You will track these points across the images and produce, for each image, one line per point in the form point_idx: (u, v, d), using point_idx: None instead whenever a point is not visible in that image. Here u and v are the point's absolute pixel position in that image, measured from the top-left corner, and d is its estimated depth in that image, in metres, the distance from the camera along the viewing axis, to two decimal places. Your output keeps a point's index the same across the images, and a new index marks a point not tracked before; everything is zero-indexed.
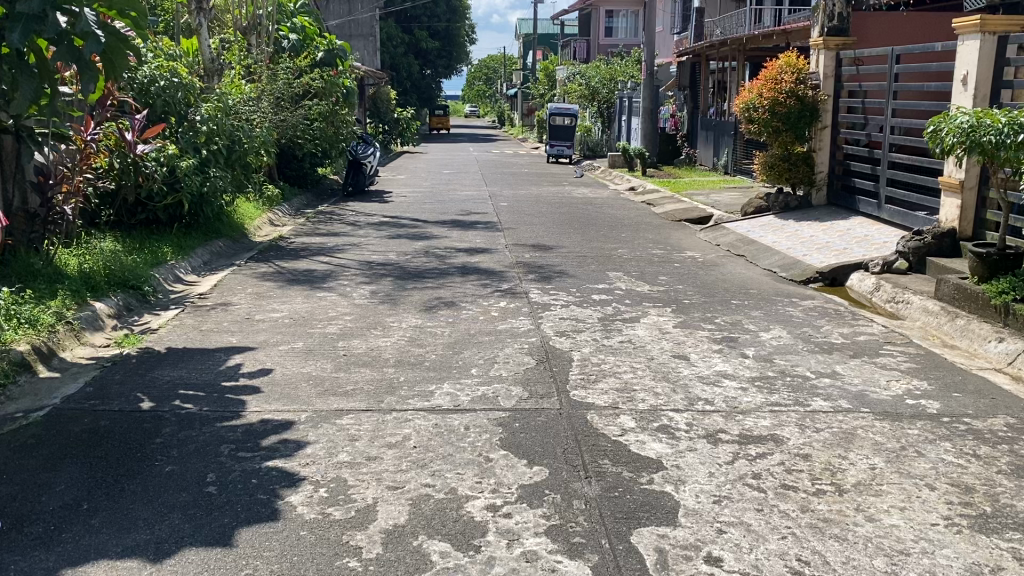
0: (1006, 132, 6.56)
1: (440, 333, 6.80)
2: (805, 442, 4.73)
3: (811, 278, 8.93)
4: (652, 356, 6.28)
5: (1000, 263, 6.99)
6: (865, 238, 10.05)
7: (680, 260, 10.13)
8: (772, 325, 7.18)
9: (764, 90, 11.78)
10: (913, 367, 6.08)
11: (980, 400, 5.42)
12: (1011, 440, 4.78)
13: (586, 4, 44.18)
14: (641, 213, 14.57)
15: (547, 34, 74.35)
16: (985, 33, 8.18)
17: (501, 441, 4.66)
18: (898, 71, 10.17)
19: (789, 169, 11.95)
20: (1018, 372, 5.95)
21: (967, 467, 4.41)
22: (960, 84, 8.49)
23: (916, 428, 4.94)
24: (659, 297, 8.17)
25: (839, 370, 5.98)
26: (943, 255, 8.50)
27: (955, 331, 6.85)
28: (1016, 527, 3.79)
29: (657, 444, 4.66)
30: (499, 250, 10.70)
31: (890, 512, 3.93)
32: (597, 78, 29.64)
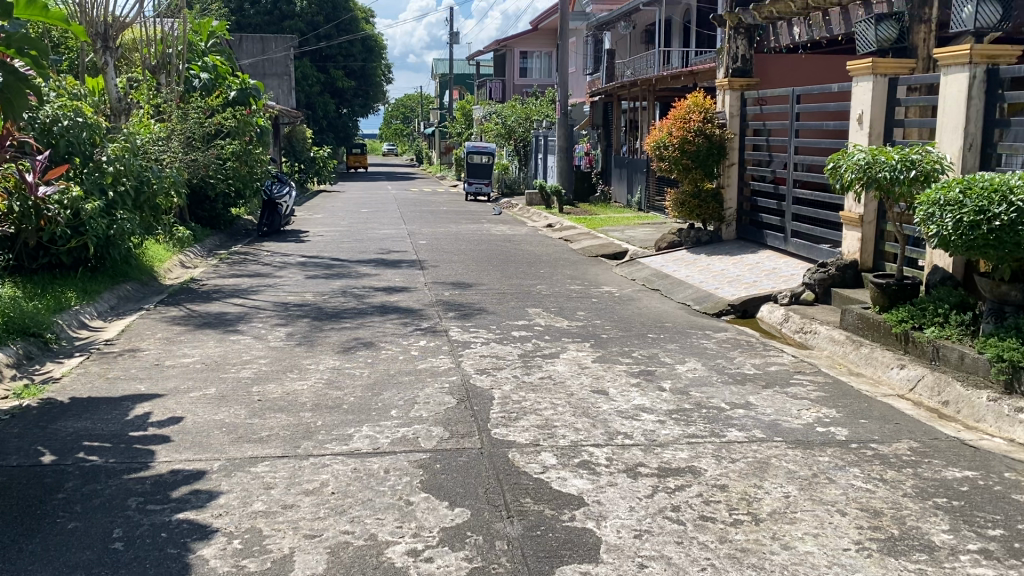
0: (900, 168, 6.97)
1: (359, 375, 6.70)
2: (721, 472, 4.81)
3: (723, 310, 9.21)
4: (572, 392, 6.31)
5: (899, 292, 7.29)
6: (773, 271, 10.37)
7: (598, 295, 10.27)
8: (688, 358, 7.33)
9: (673, 129, 12.09)
10: (822, 396, 6.27)
11: (885, 425, 5.62)
12: (914, 464, 4.96)
13: (500, 46, 44.73)
14: (559, 250, 14.73)
15: (464, 75, 75.48)
16: (877, 74, 8.56)
17: (422, 483, 4.60)
18: (799, 110, 10.57)
19: (698, 206, 12.29)
20: (920, 399, 6.20)
21: (875, 492, 4.55)
22: (856, 123, 8.85)
23: (827, 454, 5.10)
24: (578, 332, 8.25)
25: (752, 401, 6.11)
26: (847, 286, 8.80)
27: (860, 359, 7.12)
28: (923, 549, 3.93)
29: (578, 481, 4.67)
30: (419, 288, 10.65)
31: (805, 539, 4.02)
32: (513, 117, 29.98)
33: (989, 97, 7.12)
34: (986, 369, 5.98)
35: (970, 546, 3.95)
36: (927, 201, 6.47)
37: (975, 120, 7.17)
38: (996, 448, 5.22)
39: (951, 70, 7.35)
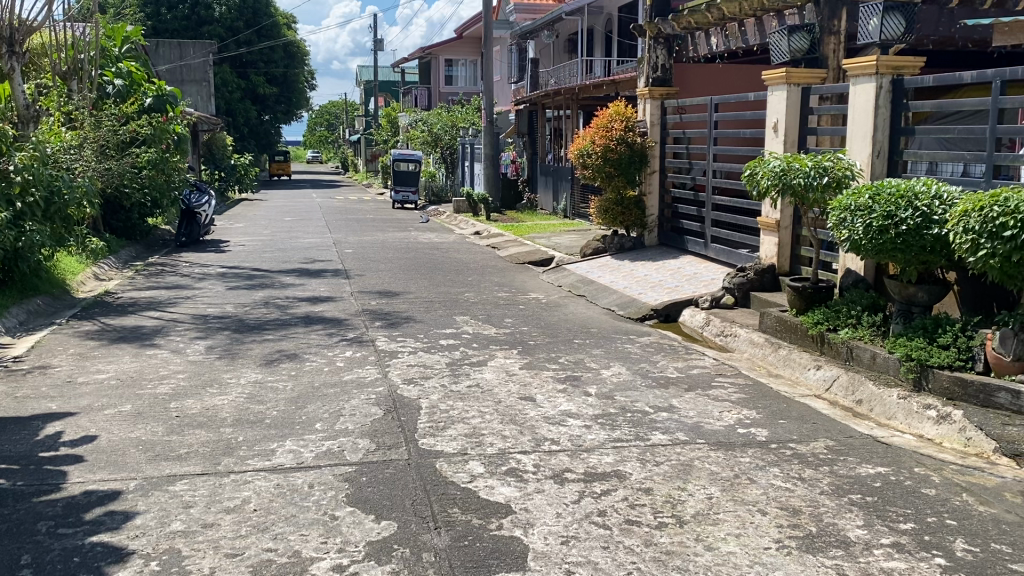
0: (814, 175, 7.18)
1: (282, 388, 6.56)
2: (646, 476, 4.88)
3: (647, 315, 9.36)
4: (500, 399, 6.30)
5: (815, 295, 7.50)
6: (694, 275, 10.58)
7: (525, 302, 10.31)
8: (613, 363, 7.41)
9: (596, 138, 12.24)
10: (742, 397, 6.41)
11: (803, 425, 5.78)
12: (831, 462, 5.11)
13: (425, 53, 44.55)
14: (486, 257, 14.75)
15: (388, 82, 75.04)
16: (791, 83, 8.84)
17: (347, 497, 4.53)
18: (718, 119, 10.79)
19: (622, 213, 12.50)
20: (835, 398, 6.40)
21: (794, 490, 4.67)
22: (771, 131, 9.10)
23: (748, 455, 5.21)
24: (505, 339, 8.26)
25: (675, 404, 6.22)
26: (765, 290, 9.02)
27: (779, 360, 7.31)
28: (840, 545, 4.04)
29: (506, 488, 4.67)
30: (344, 298, 10.52)
31: (727, 539, 4.10)
32: (438, 125, 29.65)
33: (895, 107, 7.41)
34: (896, 367, 6.21)
35: (883, 540, 4.09)
36: (839, 207, 6.68)
37: (882, 128, 7.45)
38: (906, 444, 5.42)
39: (860, 80, 7.62)
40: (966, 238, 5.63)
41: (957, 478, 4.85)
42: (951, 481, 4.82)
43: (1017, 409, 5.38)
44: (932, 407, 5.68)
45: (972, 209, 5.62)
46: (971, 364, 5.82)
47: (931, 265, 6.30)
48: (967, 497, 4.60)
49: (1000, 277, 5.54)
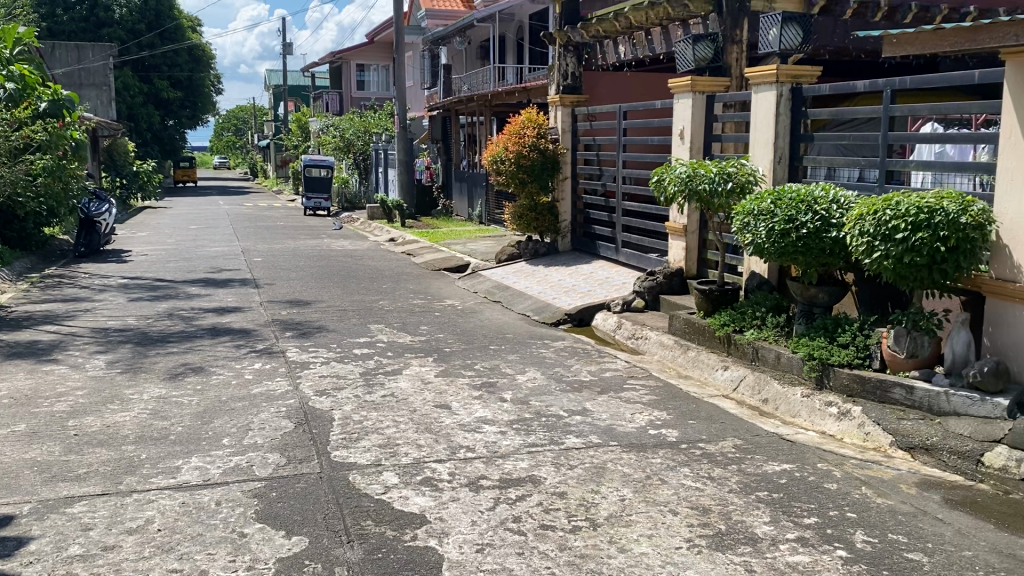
0: (719, 180, 7.38)
1: (187, 402, 6.36)
2: (560, 480, 4.90)
3: (560, 320, 9.44)
4: (414, 408, 6.25)
5: (721, 297, 7.68)
6: (606, 280, 10.73)
7: (440, 309, 10.27)
8: (528, 367, 7.44)
9: (509, 144, 12.30)
10: (653, 399, 6.52)
11: (711, 425, 5.92)
12: (739, 460, 5.25)
13: (335, 58, 43.98)
14: (401, 264, 14.65)
15: (298, 87, 73.84)
16: (696, 92, 9.05)
17: (256, 514, 4.41)
18: (627, 126, 10.96)
19: (536, 218, 12.51)
20: (742, 398, 6.58)
21: (704, 490, 4.77)
22: (678, 138, 9.29)
23: (659, 456, 5.30)
24: (419, 347, 8.20)
25: (589, 407, 6.28)
26: (674, 293, 9.21)
27: (688, 362, 7.47)
28: (747, 542, 4.15)
29: (420, 499, 4.62)
30: (253, 308, 10.28)
31: (639, 540, 4.16)
32: (351, 130, 29.34)
33: (795, 114, 7.68)
34: (799, 367, 6.41)
35: (789, 535, 4.21)
36: (742, 212, 6.88)
37: (783, 135, 7.70)
38: (810, 441, 5.61)
39: (761, 88, 7.86)
40: (861, 240, 5.87)
41: (857, 472, 5.04)
42: (851, 475, 5.00)
43: (911, 403, 5.64)
44: (833, 404, 5.91)
45: (867, 212, 5.87)
46: (869, 362, 6.05)
47: (829, 267, 6.52)
48: (866, 490, 4.79)
49: (894, 278, 5.75)
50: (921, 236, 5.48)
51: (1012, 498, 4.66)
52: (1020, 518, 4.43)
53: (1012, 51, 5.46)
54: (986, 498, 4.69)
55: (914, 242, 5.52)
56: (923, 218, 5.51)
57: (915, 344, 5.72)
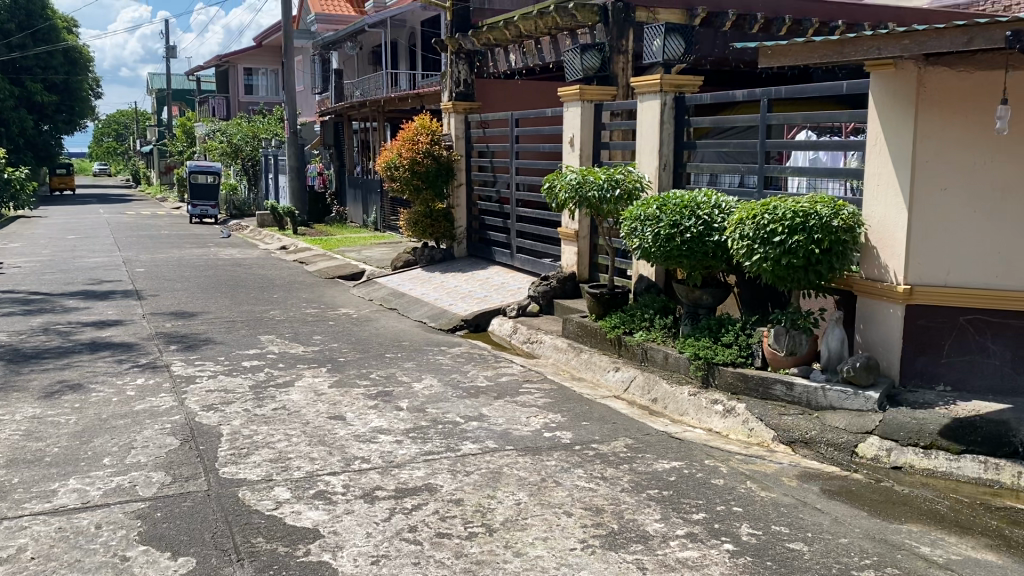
0: (607, 187, 7.54)
1: (64, 422, 6.05)
2: (456, 487, 4.90)
3: (457, 326, 9.45)
4: (307, 420, 6.13)
5: (612, 300, 7.85)
6: (501, 285, 10.81)
7: (333, 318, 10.11)
8: (424, 375, 7.41)
9: (403, 151, 12.24)
10: (548, 402, 6.60)
11: (604, 426, 6.03)
12: (630, 459, 5.37)
13: (222, 62, 42.69)
14: (293, 272, 14.36)
15: (184, 91, 71.39)
16: (584, 100, 9.20)
17: (140, 536, 4.24)
18: (519, 133, 11.05)
19: (431, 224, 12.55)
20: (633, 398, 6.73)
21: (597, 490, 4.86)
22: (568, 145, 9.43)
23: (553, 458, 5.37)
24: (313, 357, 8.05)
25: (485, 413, 6.30)
26: (567, 297, 9.35)
27: (581, 364, 7.60)
28: (639, 540, 4.25)
29: (313, 512, 4.54)
30: (136, 321, 9.87)
31: (535, 544, 4.20)
32: (238, 136, 28.26)
33: (678, 123, 7.92)
34: (686, 366, 6.62)
35: (678, 531, 4.34)
36: (630, 217, 7.05)
37: (667, 143, 7.93)
38: (698, 438, 5.79)
39: (646, 97, 8.08)
40: (742, 244, 6.11)
41: (742, 467, 5.24)
42: (737, 470, 5.19)
43: (791, 399, 5.91)
44: (718, 401, 6.13)
45: (747, 217, 6.10)
46: (751, 360, 6.31)
47: (712, 269, 6.76)
48: (750, 484, 4.97)
49: (772, 279, 6.01)
50: (796, 239, 5.75)
51: (883, 486, 4.94)
52: (890, 504, 4.70)
53: (876, 63, 5.81)
54: (860, 486, 4.95)
55: (791, 244, 5.78)
56: (798, 221, 5.78)
57: (793, 341, 6.01)
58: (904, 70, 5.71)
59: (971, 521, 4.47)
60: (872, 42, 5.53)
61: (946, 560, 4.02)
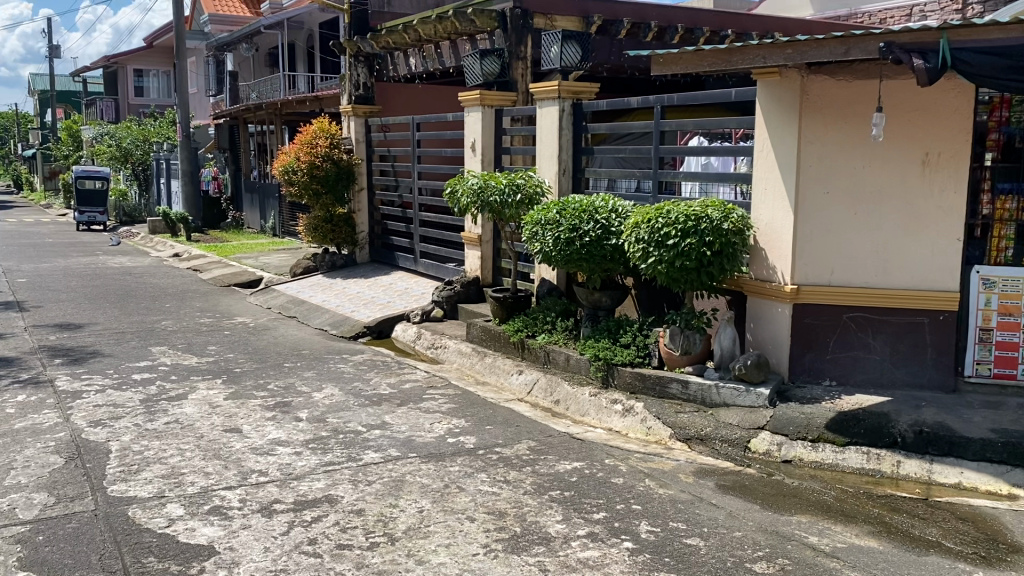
0: (508, 192, 7.59)
1: None
2: (357, 497, 4.84)
3: (359, 333, 9.33)
4: (202, 434, 5.94)
5: (514, 304, 7.90)
6: (404, 290, 10.73)
7: (230, 327, 9.83)
8: (324, 384, 7.28)
9: (301, 154, 12.01)
10: (452, 407, 6.58)
11: (507, 429, 6.06)
12: (533, 462, 5.41)
13: (109, 62, 41.02)
14: (187, 281, 13.89)
15: (69, 92, 68.30)
16: (485, 106, 9.21)
17: (20, 561, 4.02)
18: (420, 137, 11.00)
19: (331, 230, 12.27)
20: (537, 400, 6.79)
21: (500, 494, 4.88)
22: (469, 151, 9.44)
23: (456, 464, 5.35)
24: (208, 369, 7.80)
25: (388, 421, 6.24)
26: (470, 301, 9.34)
27: (485, 368, 7.62)
28: (541, 542, 4.28)
29: (208, 529, 4.40)
30: (16, 334, 9.36)
31: (437, 551, 4.18)
32: (128, 138, 27.24)
33: (576, 129, 8.05)
34: (587, 368, 6.72)
35: (579, 532, 4.39)
36: (531, 222, 7.11)
37: (566, 149, 8.05)
38: (599, 438, 5.88)
39: (545, 103, 8.17)
40: (638, 247, 6.24)
41: (641, 465, 5.35)
42: (636, 469, 5.29)
43: (687, 397, 6.08)
44: (618, 401, 6.24)
45: (642, 221, 6.24)
46: (649, 360, 6.46)
47: (611, 272, 6.89)
48: (649, 482, 5.08)
49: (667, 281, 6.17)
50: (689, 242, 5.91)
51: (774, 479, 5.13)
52: (780, 496, 4.88)
53: (762, 72, 6.01)
54: (753, 480, 5.12)
55: (684, 247, 5.94)
56: (691, 224, 5.94)
57: (687, 341, 6.18)
58: (788, 78, 5.93)
59: (855, 510, 4.68)
60: (759, 51, 5.72)
61: (832, 548, 4.20)
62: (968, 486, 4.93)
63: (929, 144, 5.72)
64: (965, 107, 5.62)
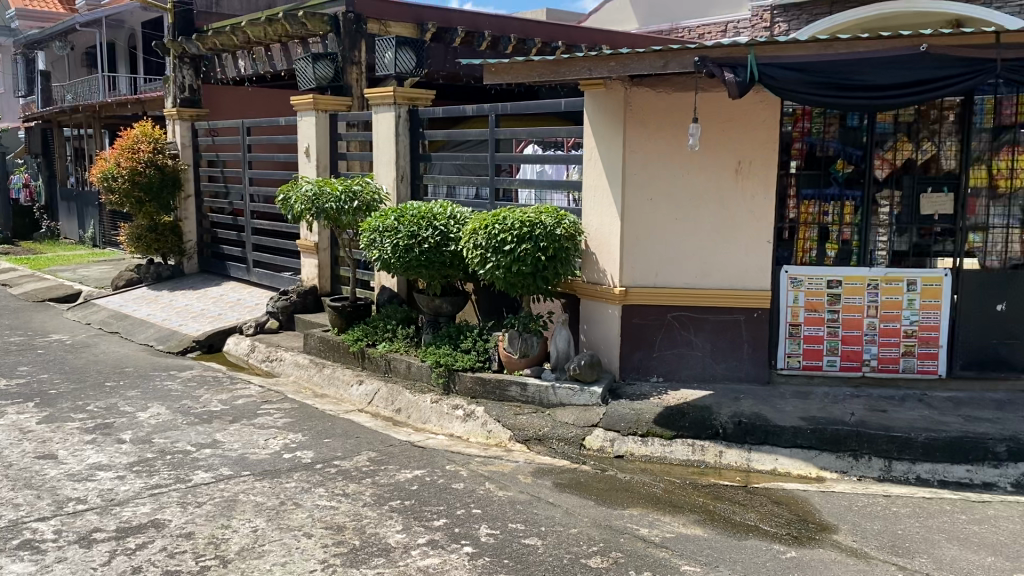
0: (345, 199, 7.47)
1: None
2: (186, 520, 4.61)
3: (188, 347, 8.91)
4: (10, 462, 5.49)
5: (353, 313, 7.79)
6: (237, 302, 10.34)
7: (44, 346, 9.13)
8: (150, 403, 6.89)
9: (121, 160, 11.37)
10: (288, 422, 6.40)
11: (346, 441, 5.96)
12: (372, 473, 5.34)
13: None
14: None
15: None
16: (318, 110, 9.08)
17: None
18: (251, 143, 10.63)
19: (157, 240, 11.71)
20: (377, 410, 6.72)
21: (339, 507, 4.79)
22: (303, 156, 9.28)
23: (292, 480, 5.21)
24: (18, 392, 7.22)
25: (220, 438, 5.99)
26: (308, 311, 9.13)
27: (323, 380, 7.46)
28: (381, 553, 4.23)
29: (17, 565, 4.07)
30: None
31: (272, 570, 4.05)
32: None
33: (413, 136, 8.04)
34: (427, 375, 6.72)
35: (419, 540, 4.38)
36: (368, 229, 7.04)
37: (404, 156, 8.02)
38: (439, 445, 5.89)
39: (380, 109, 8.11)
40: (476, 253, 6.31)
41: (481, 470, 5.40)
42: (476, 473, 5.34)
43: (526, 399, 6.21)
44: (459, 407, 6.29)
45: (479, 227, 6.31)
46: (489, 364, 6.55)
47: (450, 279, 6.94)
48: (489, 485, 5.14)
49: (505, 287, 6.27)
50: (525, 247, 6.03)
51: (608, 475, 5.31)
52: (613, 491, 5.07)
53: (590, 83, 6.23)
54: (588, 477, 5.29)
55: (520, 252, 6.05)
56: (525, 231, 6.07)
57: (526, 344, 6.34)
58: (613, 89, 6.18)
59: (682, 500, 4.92)
60: (585, 63, 5.91)
61: (662, 538, 4.40)
62: (782, 471, 5.30)
63: (741, 153, 6.11)
64: (772, 120, 6.04)
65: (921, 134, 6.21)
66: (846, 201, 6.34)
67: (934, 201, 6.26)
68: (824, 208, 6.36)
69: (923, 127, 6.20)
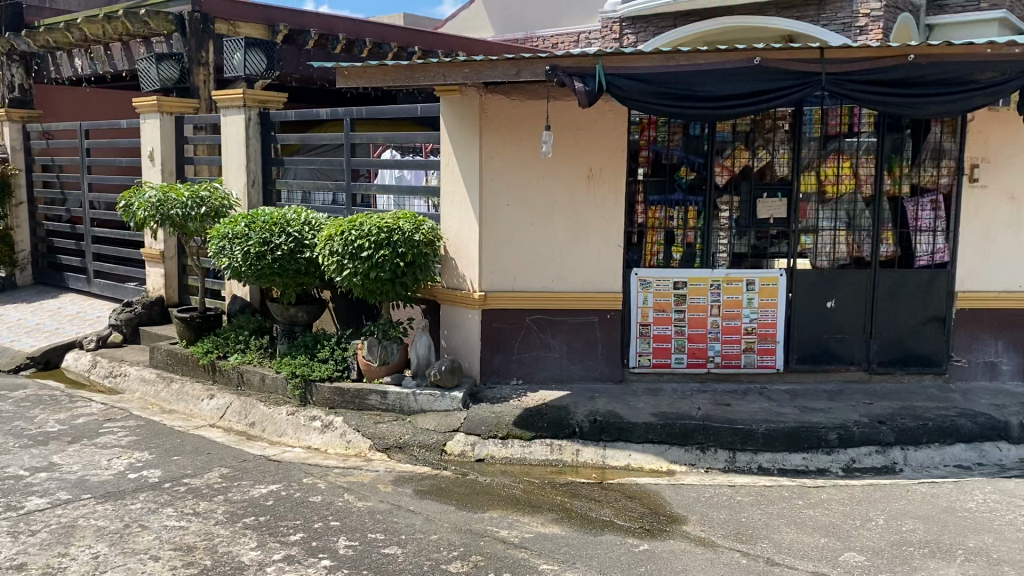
0: (191, 205, 7.18)
1: None
2: (18, 550, 4.31)
3: (21, 365, 8.32)
4: None
5: (203, 324, 7.50)
6: (76, 315, 9.74)
7: None
8: None
9: None
10: (133, 440, 6.09)
11: (197, 458, 5.72)
12: (225, 489, 5.16)
13: None
14: None
15: None
16: (163, 113, 8.66)
17: None
18: (89, 146, 10.04)
19: None
20: (230, 424, 6.49)
21: (188, 527, 4.60)
22: (148, 160, 8.85)
23: (137, 501, 4.96)
24: None
25: (57, 461, 5.63)
26: (154, 323, 8.72)
27: (171, 395, 7.14)
28: (233, 572, 4.09)
29: None
30: None
31: None
32: None
33: (264, 139, 7.83)
34: (283, 386, 6.54)
35: (274, 556, 4.26)
36: (218, 236, 6.79)
37: (255, 160, 7.80)
38: (296, 458, 5.75)
39: (229, 112, 7.84)
40: (332, 260, 6.21)
41: (339, 481, 5.31)
42: (334, 484, 5.25)
43: (386, 407, 6.16)
44: (316, 418, 6.16)
45: (335, 233, 6.21)
46: (347, 373, 6.44)
47: (306, 286, 6.79)
48: (347, 496, 5.06)
49: (363, 293, 6.19)
50: (383, 253, 5.98)
51: (468, 479, 5.34)
52: (473, 495, 5.09)
53: (445, 89, 6.25)
54: (448, 482, 5.29)
55: (377, 259, 6.00)
56: (383, 236, 6.02)
57: (385, 351, 6.27)
58: (467, 95, 6.23)
59: (540, 500, 5.01)
60: (439, 68, 5.91)
61: (520, 539, 4.46)
62: (635, 466, 5.49)
63: (592, 161, 6.33)
64: (620, 129, 6.29)
65: (757, 143, 6.58)
66: (690, 206, 6.63)
67: (768, 206, 6.64)
68: (670, 212, 6.62)
69: (758, 136, 6.57)
